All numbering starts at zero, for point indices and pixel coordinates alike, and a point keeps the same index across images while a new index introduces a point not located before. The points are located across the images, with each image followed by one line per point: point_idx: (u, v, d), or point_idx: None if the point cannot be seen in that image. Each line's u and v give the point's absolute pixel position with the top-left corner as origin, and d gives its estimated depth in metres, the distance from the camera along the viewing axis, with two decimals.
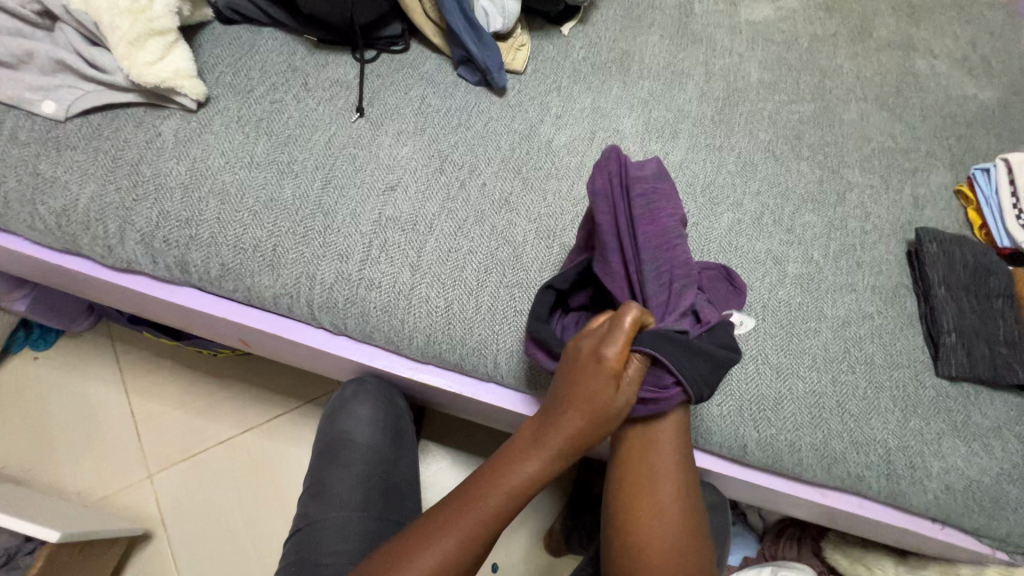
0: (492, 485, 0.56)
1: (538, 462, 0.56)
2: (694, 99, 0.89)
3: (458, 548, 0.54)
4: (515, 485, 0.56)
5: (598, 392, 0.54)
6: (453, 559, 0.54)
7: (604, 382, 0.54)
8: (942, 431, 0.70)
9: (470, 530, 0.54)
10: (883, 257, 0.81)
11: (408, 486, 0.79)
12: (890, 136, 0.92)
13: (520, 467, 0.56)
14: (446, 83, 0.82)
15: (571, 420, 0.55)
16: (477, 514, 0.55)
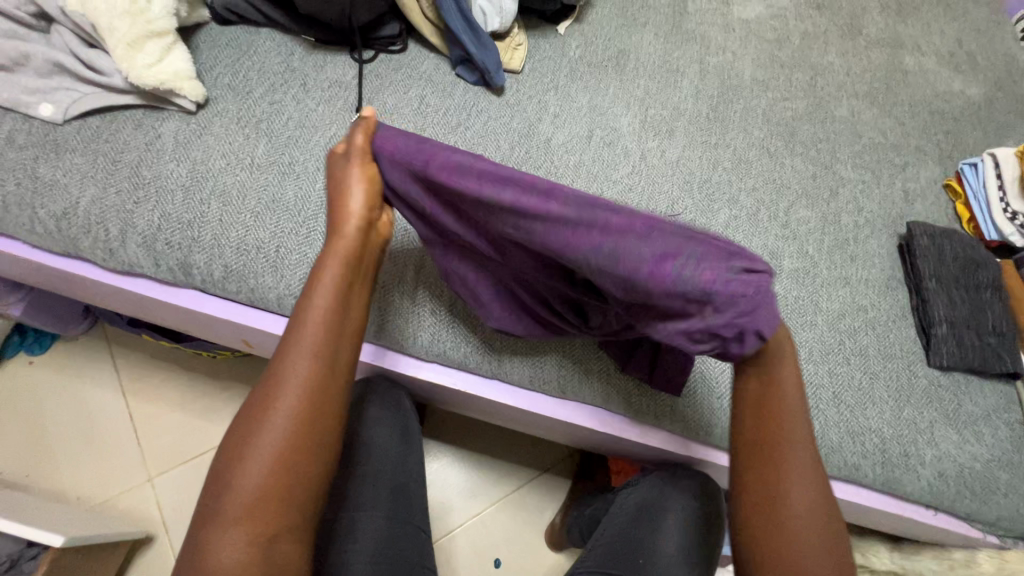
0: (292, 350, 0.47)
1: (331, 295, 0.49)
2: (690, 97, 0.90)
3: (295, 432, 0.45)
4: (321, 329, 0.48)
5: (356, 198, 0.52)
6: (292, 440, 0.45)
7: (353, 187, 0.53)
8: (934, 420, 0.72)
9: (297, 400, 0.46)
10: (875, 251, 0.82)
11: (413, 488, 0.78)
12: (880, 131, 0.93)
13: (312, 316, 0.48)
14: (444, 82, 0.82)
15: (342, 239, 0.51)
16: (295, 385, 0.46)
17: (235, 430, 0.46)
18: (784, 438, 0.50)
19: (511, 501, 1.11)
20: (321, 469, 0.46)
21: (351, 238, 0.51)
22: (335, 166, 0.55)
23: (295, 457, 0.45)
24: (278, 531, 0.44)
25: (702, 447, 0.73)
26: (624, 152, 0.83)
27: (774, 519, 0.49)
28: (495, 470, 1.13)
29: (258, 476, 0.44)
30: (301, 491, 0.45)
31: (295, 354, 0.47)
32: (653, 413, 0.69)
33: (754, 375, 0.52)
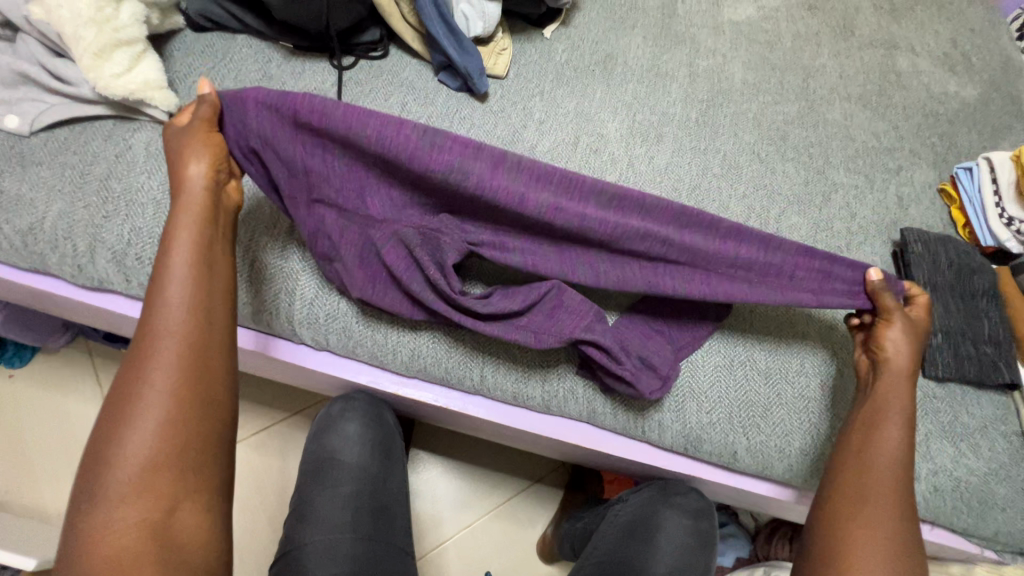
0: (156, 316, 0.48)
1: (189, 256, 0.50)
2: (679, 102, 0.89)
3: (172, 393, 0.46)
4: (187, 290, 0.49)
5: (199, 157, 0.53)
6: (173, 399, 0.46)
7: (205, 145, 0.54)
8: (930, 432, 0.70)
9: (171, 363, 0.47)
10: (868, 258, 0.81)
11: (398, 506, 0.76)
12: (873, 135, 0.92)
13: (169, 279, 0.48)
14: (426, 89, 0.81)
15: (192, 199, 0.52)
16: (166, 348, 0.47)
17: (112, 403, 0.46)
18: (864, 465, 0.56)
19: (502, 513, 1.09)
20: (211, 422, 0.47)
21: (201, 197, 0.52)
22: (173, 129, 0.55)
23: (178, 418, 0.46)
24: (180, 488, 0.45)
25: (691, 462, 0.71)
26: (611, 159, 0.81)
27: (848, 539, 0.53)
28: (486, 481, 1.11)
29: (143, 440, 0.44)
30: (194, 446, 0.46)
31: (160, 322, 0.47)
32: (640, 429, 0.68)
33: (864, 413, 0.60)
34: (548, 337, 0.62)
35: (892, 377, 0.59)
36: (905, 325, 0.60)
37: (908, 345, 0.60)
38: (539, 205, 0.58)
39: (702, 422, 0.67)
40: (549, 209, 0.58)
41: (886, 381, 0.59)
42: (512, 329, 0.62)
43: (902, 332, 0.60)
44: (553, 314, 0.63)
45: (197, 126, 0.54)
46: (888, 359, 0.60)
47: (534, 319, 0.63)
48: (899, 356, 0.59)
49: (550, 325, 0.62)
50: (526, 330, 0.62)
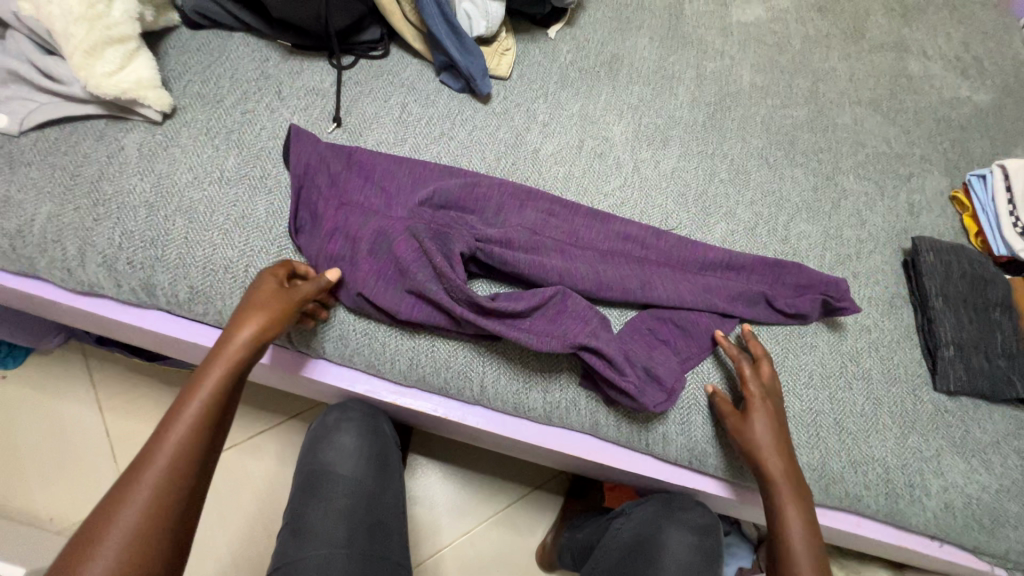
0: (152, 464, 0.44)
1: (206, 406, 0.48)
2: (685, 104, 0.87)
3: (134, 563, 0.41)
4: (191, 445, 0.46)
5: (262, 308, 0.52)
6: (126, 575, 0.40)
7: (272, 298, 0.54)
8: (941, 447, 0.68)
9: (142, 528, 0.42)
10: (879, 267, 0.79)
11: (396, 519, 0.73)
12: (884, 140, 0.90)
13: (178, 427, 0.46)
14: (427, 90, 0.79)
15: (231, 347, 0.51)
16: (148, 505, 0.43)
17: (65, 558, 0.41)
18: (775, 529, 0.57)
19: (501, 520, 1.08)
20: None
21: (240, 349, 0.51)
22: (265, 279, 0.56)
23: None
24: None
25: (697, 476, 0.69)
26: (616, 164, 0.79)
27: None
28: (484, 488, 1.09)
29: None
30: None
31: (151, 471, 0.44)
32: (643, 441, 0.66)
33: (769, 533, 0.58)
34: (551, 339, 0.60)
35: (773, 480, 0.58)
36: (750, 413, 0.60)
37: (772, 437, 0.59)
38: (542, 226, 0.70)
39: (708, 435, 0.65)
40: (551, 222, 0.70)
41: (775, 490, 0.58)
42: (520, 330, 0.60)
43: (760, 424, 0.59)
44: (557, 318, 0.62)
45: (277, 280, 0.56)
46: (764, 465, 0.58)
47: (537, 323, 0.62)
48: (769, 450, 0.59)
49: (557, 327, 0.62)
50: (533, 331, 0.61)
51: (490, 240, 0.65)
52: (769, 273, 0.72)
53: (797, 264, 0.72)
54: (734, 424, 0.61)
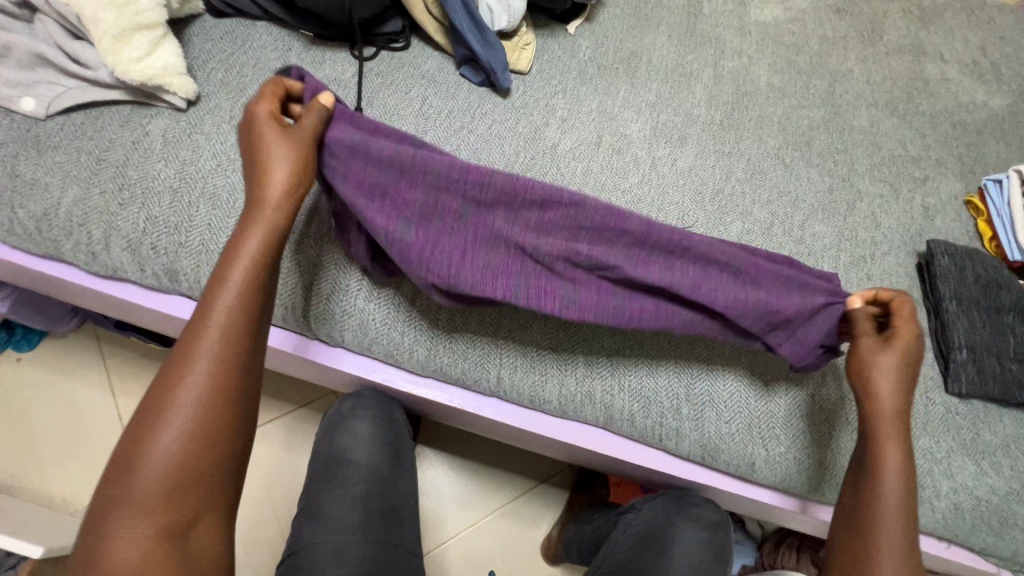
0: (202, 334, 0.45)
1: (249, 276, 0.47)
2: (703, 103, 0.87)
3: (203, 421, 0.44)
4: (237, 315, 0.46)
5: (282, 167, 0.48)
6: (199, 433, 0.44)
7: (282, 151, 0.49)
8: (951, 449, 0.69)
9: (204, 389, 0.44)
10: (893, 269, 0.79)
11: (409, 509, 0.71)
12: (900, 143, 0.90)
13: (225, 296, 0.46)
14: (447, 83, 0.79)
15: (264, 213, 0.48)
16: (207, 368, 0.44)
17: (140, 414, 0.44)
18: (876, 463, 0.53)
19: (507, 512, 1.09)
20: (233, 454, 0.46)
21: (271, 216, 0.48)
22: (262, 118, 0.49)
23: (197, 442, 0.43)
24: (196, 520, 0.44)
25: (708, 472, 0.70)
26: (633, 160, 0.79)
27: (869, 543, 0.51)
28: (491, 480, 1.10)
29: (164, 465, 0.43)
30: (209, 478, 0.44)
31: (206, 339, 0.45)
32: (657, 436, 0.66)
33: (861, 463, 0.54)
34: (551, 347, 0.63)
35: (885, 415, 0.54)
36: (890, 344, 0.54)
37: (901, 372, 0.54)
38: None
39: (721, 432, 0.66)
40: None
41: (876, 426, 0.54)
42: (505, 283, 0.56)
43: (890, 357, 0.54)
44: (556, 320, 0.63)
45: (273, 121, 0.50)
46: (875, 397, 0.54)
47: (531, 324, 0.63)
48: (890, 384, 0.54)
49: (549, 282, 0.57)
50: (524, 285, 0.57)
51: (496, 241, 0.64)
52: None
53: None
54: (863, 352, 0.55)
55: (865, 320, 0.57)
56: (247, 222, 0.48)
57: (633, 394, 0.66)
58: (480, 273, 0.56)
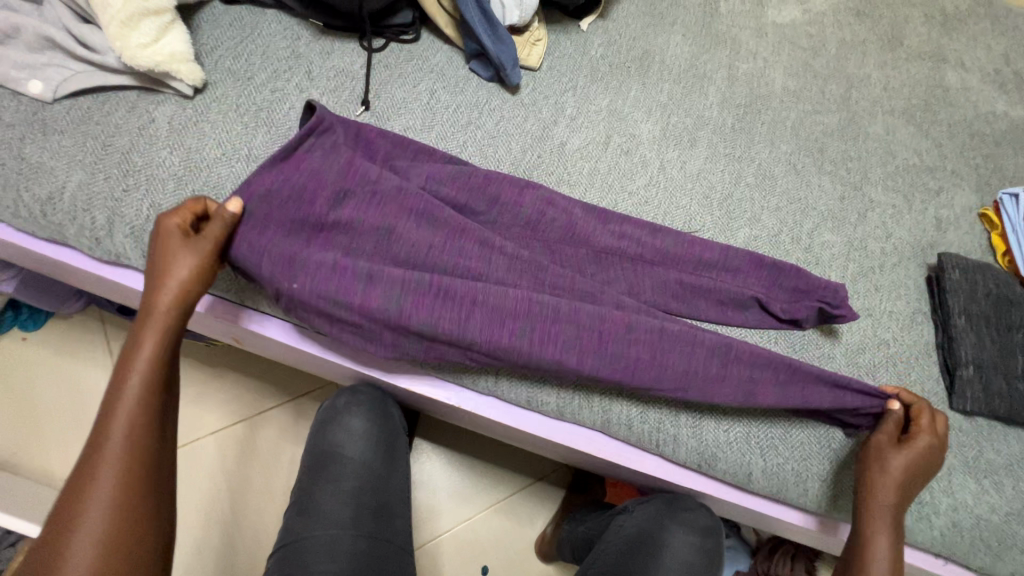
0: (108, 427, 0.49)
1: (148, 367, 0.52)
2: (715, 105, 0.85)
3: (122, 500, 0.48)
4: (142, 400, 0.51)
5: (183, 275, 0.54)
6: (117, 510, 0.47)
7: (183, 258, 0.54)
8: (952, 467, 0.68)
9: (123, 457, 0.49)
10: (902, 281, 0.78)
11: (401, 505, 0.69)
12: (915, 152, 0.88)
13: (131, 387, 0.51)
14: (457, 77, 0.78)
15: (157, 316, 0.53)
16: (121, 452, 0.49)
17: (55, 518, 0.48)
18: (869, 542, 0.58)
19: (501, 509, 1.09)
20: (156, 526, 0.49)
21: (166, 314, 0.53)
22: (168, 228, 0.54)
23: (125, 506, 0.48)
24: None
25: (702, 478, 0.69)
26: (641, 162, 0.78)
27: None
28: (487, 476, 1.10)
29: (88, 557, 0.46)
30: (135, 546, 0.48)
31: (116, 427, 0.49)
32: (653, 441, 0.66)
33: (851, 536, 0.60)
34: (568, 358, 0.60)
35: (884, 508, 0.58)
36: (907, 446, 0.60)
37: (905, 476, 0.59)
38: (555, 222, 0.69)
39: (718, 438, 0.65)
40: (567, 226, 0.69)
41: (873, 512, 0.59)
42: (512, 331, 0.60)
43: (903, 458, 0.59)
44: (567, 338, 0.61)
45: (180, 232, 0.55)
46: (875, 486, 0.59)
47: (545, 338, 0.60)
48: (894, 487, 0.59)
49: (559, 326, 0.61)
50: (531, 330, 0.60)
51: (496, 256, 0.63)
52: (767, 277, 0.71)
53: (798, 268, 0.71)
54: (880, 449, 0.60)
55: (891, 420, 0.62)
56: (144, 322, 0.53)
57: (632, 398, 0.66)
58: (486, 324, 0.59)
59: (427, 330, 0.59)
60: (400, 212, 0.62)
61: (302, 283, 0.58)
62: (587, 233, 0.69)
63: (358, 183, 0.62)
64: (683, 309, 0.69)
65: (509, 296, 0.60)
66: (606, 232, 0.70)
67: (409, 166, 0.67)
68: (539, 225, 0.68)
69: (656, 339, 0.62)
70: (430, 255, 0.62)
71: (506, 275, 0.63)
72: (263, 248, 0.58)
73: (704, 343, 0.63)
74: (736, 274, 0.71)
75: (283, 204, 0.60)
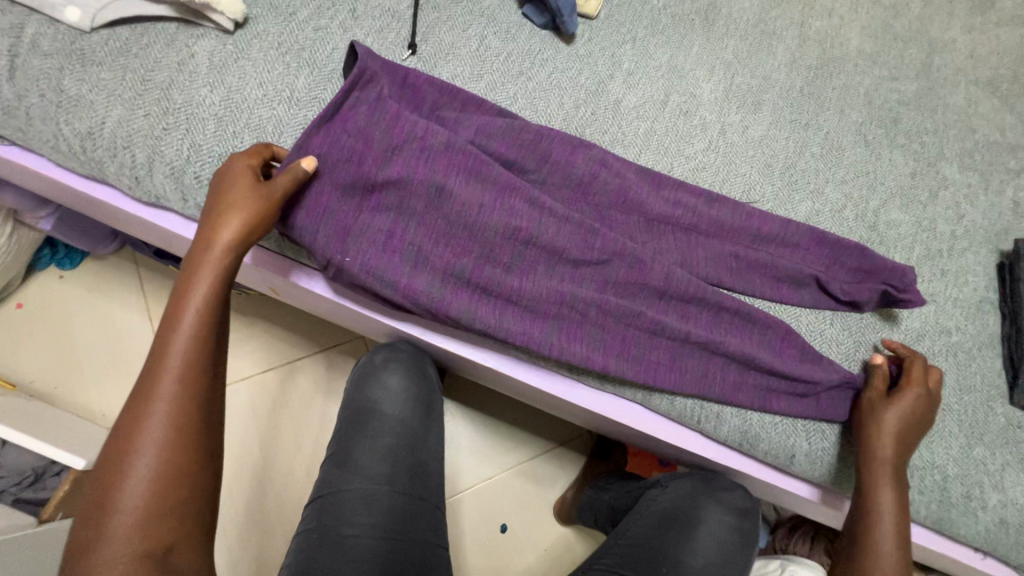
0: (162, 365, 0.49)
1: (203, 303, 0.51)
2: (784, 66, 0.79)
3: (175, 430, 0.48)
4: (196, 338, 0.50)
5: (244, 212, 0.52)
6: (172, 447, 0.47)
7: (245, 199, 0.53)
8: (1006, 463, 0.65)
9: (178, 395, 0.48)
10: (971, 267, 0.73)
11: (435, 466, 0.69)
12: (998, 128, 0.81)
13: (185, 326, 0.50)
14: (508, 22, 0.73)
15: (212, 257, 0.52)
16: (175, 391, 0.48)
17: (112, 444, 0.48)
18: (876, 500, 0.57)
19: (524, 471, 1.10)
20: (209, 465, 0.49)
21: (222, 255, 0.52)
22: (235, 170, 0.54)
23: (179, 443, 0.48)
24: (173, 545, 0.46)
25: (744, 459, 0.67)
26: (701, 124, 0.73)
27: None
28: (510, 438, 1.11)
29: (142, 484, 0.46)
30: (190, 483, 0.48)
31: (170, 365, 0.49)
32: (696, 416, 0.64)
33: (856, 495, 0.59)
34: (599, 352, 0.60)
35: (886, 464, 0.58)
36: (897, 399, 0.59)
37: (904, 425, 0.58)
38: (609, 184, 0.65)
39: (764, 421, 0.63)
40: (622, 189, 0.65)
41: (877, 469, 0.58)
42: (542, 326, 0.60)
43: (896, 411, 0.58)
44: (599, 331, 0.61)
45: (248, 174, 0.54)
46: (878, 443, 0.58)
47: (574, 334, 0.60)
48: (890, 439, 0.58)
49: (585, 325, 0.61)
50: (559, 327, 0.60)
51: (547, 221, 0.60)
52: (828, 255, 0.67)
53: (865, 248, 0.66)
54: (876, 405, 0.60)
55: (881, 375, 0.61)
56: (198, 263, 0.52)
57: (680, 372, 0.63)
58: (521, 317, 0.60)
59: (465, 315, 0.59)
60: (450, 171, 0.59)
61: (352, 257, 0.57)
62: (642, 200, 0.65)
63: (405, 142, 0.58)
64: (737, 282, 0.65)
65: (548, 289, 0.60)
66: (660, 198, 0.66)
67: (457, 117, 0.64)
68: (591, 187, 0.64)
69: (674, 345, 0.62)
70: (477, 226, 0.59)
71: (557, 240, 0.60)
72: (318, 218, 0.57)
73: (725, 353, 0.61)
74: (794, 251, 0.67)
75: (334, 164, 0.57)
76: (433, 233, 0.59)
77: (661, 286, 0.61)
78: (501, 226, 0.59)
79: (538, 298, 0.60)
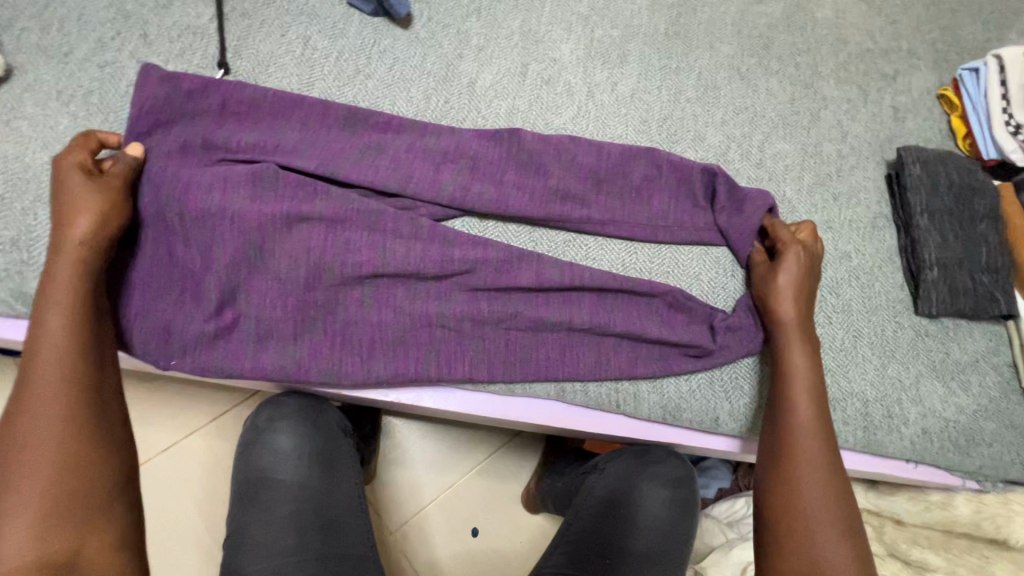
0: (43, 373, 0.45)
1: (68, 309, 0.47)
2: (645, 10, 0.74)
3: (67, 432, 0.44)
4: (69, 337, 0.46)
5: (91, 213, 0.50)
6: (73, 450, 0.43)
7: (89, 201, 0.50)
8: (920, 374, 0.66)
9: (63, 400, 0.44)
10: (860, 184, 0.72)
11: (351, 515, 0.66)
12: (867, 34, 0.79)
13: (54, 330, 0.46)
14: (333, 16, 0.65)
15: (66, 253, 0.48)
16: (58, 395, 0.44)
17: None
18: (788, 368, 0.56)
19: (482, 471, 1.07)
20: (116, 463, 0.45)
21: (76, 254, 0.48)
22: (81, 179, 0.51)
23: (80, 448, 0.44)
24: (80, 548, 0.41)
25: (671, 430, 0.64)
26: (566, 91, 0.68)
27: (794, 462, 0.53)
28: (464, 443, 1.07)
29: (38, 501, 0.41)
30: (98, 486, 0.44)
31: (49, 370, 0.45)
32: (613, 401, 0.60)
33: (775, 382, 0.57)
34: (480, 365, 0.58)
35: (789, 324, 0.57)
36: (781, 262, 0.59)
37: (797, 284, 0.58)
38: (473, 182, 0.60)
39: (680, 389, 0.61)
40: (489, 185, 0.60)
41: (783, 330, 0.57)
42: (414, 358, 0.57)
43: (786, 274, 0.58)
44: (478, 346, 0.58)
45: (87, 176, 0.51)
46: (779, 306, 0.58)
47: (451, 357, 0.57)
48: (788, 298, 0.58)
49: (464, 343, 0.58)
50: (436, 354, 0.57)
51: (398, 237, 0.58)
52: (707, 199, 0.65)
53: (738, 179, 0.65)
54: (762, 275, 0.60)
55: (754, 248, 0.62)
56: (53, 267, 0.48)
57: (583, 358, 0.59)
58: (391, 356, 0.56)
59: (329, 368, 0.55)
60: (267, 225, 0.55)
61: (179, 354, 0.54)
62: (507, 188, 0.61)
63: (209, 207, 0.54)
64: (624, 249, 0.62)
65: (407, 314, 0.57)
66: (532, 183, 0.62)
67: (288, 144, 0.58)
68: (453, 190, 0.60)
69: (561, 337, 0.59)
70: (315, 264, 0.55)
71: (410, 259, 0.57)
72: (137, 319, 0.53)
73: (612, 333, 0.60)
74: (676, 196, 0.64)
75: (143, 267, 0.54)
76: (276, 290, 0.55)
77: (536, 282, 0.59)
78: (339, 265, 0.56)
79: (403, 330, 0.57)
